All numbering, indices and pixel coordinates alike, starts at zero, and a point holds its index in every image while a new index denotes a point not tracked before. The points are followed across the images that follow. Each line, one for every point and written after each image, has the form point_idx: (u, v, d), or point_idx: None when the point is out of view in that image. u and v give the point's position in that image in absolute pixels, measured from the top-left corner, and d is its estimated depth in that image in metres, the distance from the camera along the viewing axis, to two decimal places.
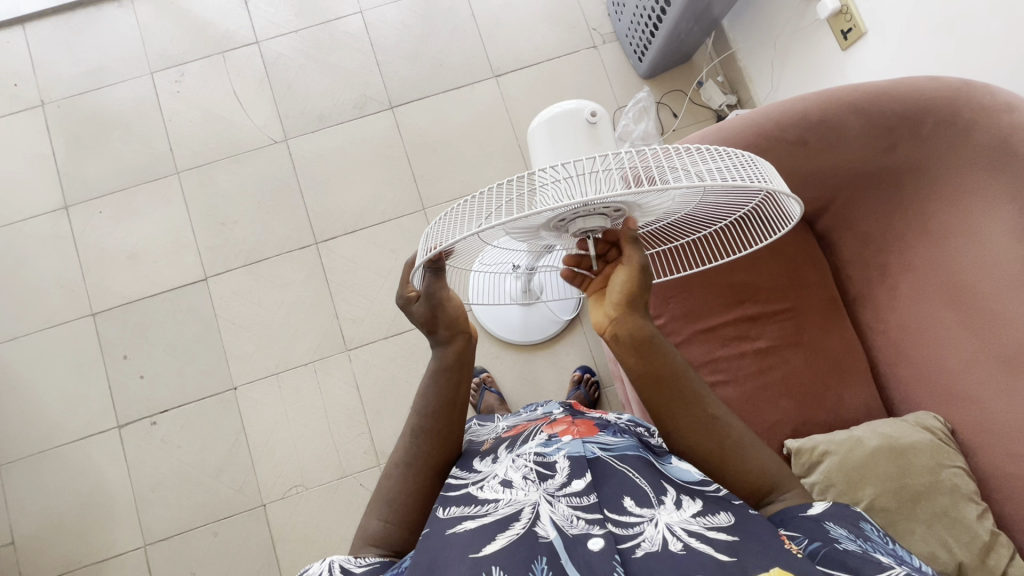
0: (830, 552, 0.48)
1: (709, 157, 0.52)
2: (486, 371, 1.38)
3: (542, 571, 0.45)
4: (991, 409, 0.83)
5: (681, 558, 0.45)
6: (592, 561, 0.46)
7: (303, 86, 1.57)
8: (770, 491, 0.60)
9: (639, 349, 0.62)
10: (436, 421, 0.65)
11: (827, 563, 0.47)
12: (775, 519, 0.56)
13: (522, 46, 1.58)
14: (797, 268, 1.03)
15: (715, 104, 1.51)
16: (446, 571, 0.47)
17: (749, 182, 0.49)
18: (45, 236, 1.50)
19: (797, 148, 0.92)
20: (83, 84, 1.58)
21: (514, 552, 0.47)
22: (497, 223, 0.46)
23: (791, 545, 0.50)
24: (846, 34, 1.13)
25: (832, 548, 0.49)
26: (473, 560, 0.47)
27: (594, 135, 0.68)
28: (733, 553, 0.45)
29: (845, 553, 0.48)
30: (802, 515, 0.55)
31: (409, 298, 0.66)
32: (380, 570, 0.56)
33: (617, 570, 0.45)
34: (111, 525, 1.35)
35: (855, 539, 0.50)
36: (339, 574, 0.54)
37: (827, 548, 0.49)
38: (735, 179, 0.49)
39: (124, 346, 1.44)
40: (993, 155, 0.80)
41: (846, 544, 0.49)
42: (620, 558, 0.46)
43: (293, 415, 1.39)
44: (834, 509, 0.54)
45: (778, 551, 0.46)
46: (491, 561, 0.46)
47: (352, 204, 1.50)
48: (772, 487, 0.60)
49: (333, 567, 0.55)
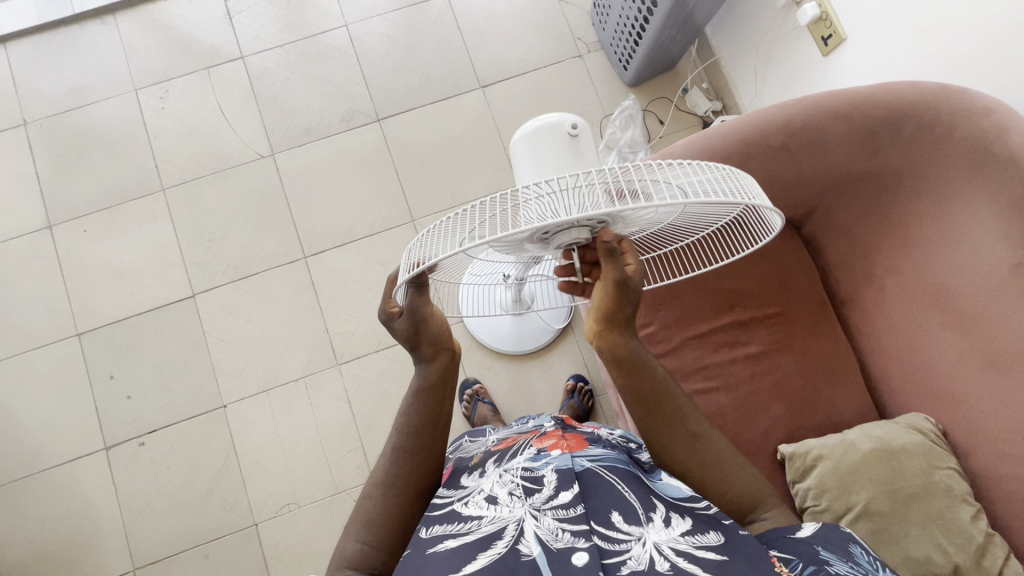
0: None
1: (692, 172, 0.53)
2: (478, 383, 1.37)
3: None
4: (981, 410, 0.83)
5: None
6: None
7: (289, 100, 1.56)
8: (753, 509, 0.59)
9: (618, 365, 0.61)
10: (420, 440, 0.64)
11: None
12: (762, 539, 0.55)
13: (508, 57, 1.58)
14: (785, 272, 1.03)
15: (701, 110, 1.52)
16: None
17: (731, 195, 0.50)
18: (27, 255, 1.48)
19: (779, 155, 0.93)
20: (67, 102, 1.56)
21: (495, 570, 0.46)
22: (485, 240, 0.46)
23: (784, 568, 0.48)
24: (826, 40, 1.15)
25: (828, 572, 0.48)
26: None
27: (576, 148, 0.66)
28: (722, 572, 0.45)
29: None
30: (791, 536, 0.54)
31: (392, 313, 0.64)
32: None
33: None
34: (98, 549, 1.32)
35: (847, 563, 0.50)
36: None
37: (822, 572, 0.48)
38: (716, 193, 0.50)
39: (111, 365, 1.42)
40: (973, 157, 0.81)
41: (838, 568, 0.49)
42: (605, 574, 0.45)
43: (285, 432, 1.37)
44: (822, 532, 0.54)
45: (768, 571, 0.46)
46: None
47: (341, 217, 1.49)
48: (754, 505, 0.59)
49: None
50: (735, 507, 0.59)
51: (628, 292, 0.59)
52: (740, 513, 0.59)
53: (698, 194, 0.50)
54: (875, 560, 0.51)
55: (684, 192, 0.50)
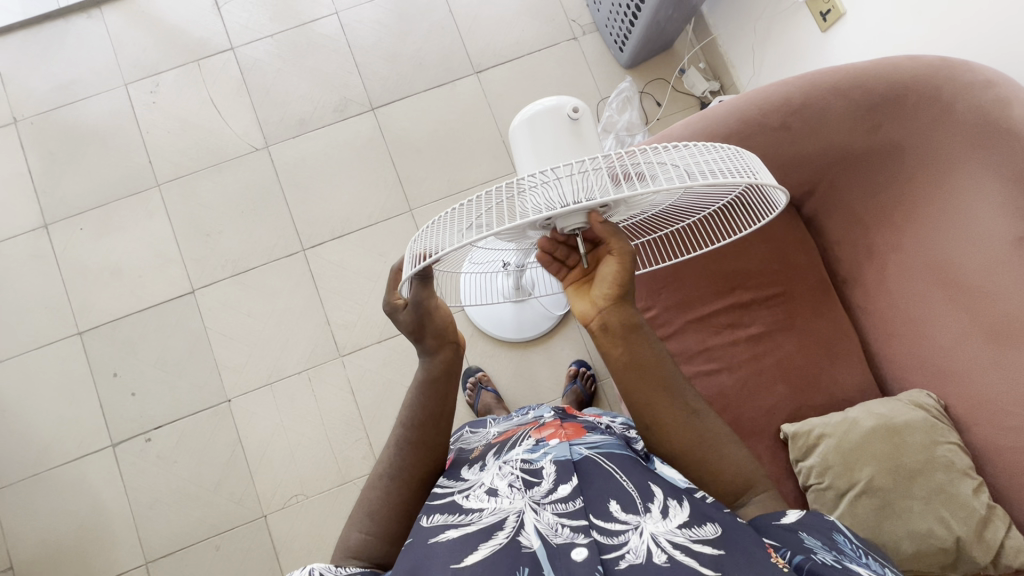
0: (812, 567, 0.49)
1: (698, 152, 0.53)
2: (480, 371, 1.38)
3: None
4: (985, 383, 0.83)
5: (664, 571, 0.45)
6: (576, 570, 0.45)
7: (281, 90, 1.54)
8: (741, 494, 0.59)
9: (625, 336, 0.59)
10: (421, 433, 0.64)
11: None
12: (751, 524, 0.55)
13: (502, 41, 1.56)
14: (788, 253, 1.03)
15: (698, 91, 1.51)
16: None
17: (737, 175, 0.50)
18: (25, 255, 1.48)
19: (779, 132, 0.93)
20: (56, 100, 1.54)
21: (497, 561, 0.47)
22: (493, 232, 0.45)
23: (779, 560, 0.49)
24: (825, 16, 1.14)
25: (815, 561, 0.49)
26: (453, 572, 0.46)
27: (578, 132, 0.63)
28: (718, 568, 0.45)
29: (827, 568, 0.48)
30: (777, 523, 0.54)
31: (396, 306, 0.64)
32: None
33: None
34: (111, 544, 1.34)
35: (831, 550, 0.51)
36: None
37: (811, 562, 0.49)
38: (723, 173, 0.50)
39: (114, 363, 1.43)
40: (975, 130, 0.80)
41: (824, 557, 0.50)
42: (604, 569, 0.46)
43: (290, 424, 1.38)
44: (808, 520, 0.54)
45: (766, 566, 0.46)
46: (472, 572, 0.46)
47: (338, 208, 1.48)
48: (743, 489, 0.59)
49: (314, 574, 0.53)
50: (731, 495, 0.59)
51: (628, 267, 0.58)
52: (732, 497, 0.59)
53: (704, 173, 0.50)
54: (858, 548, 0.52)
55: (691, 175, 0.50)
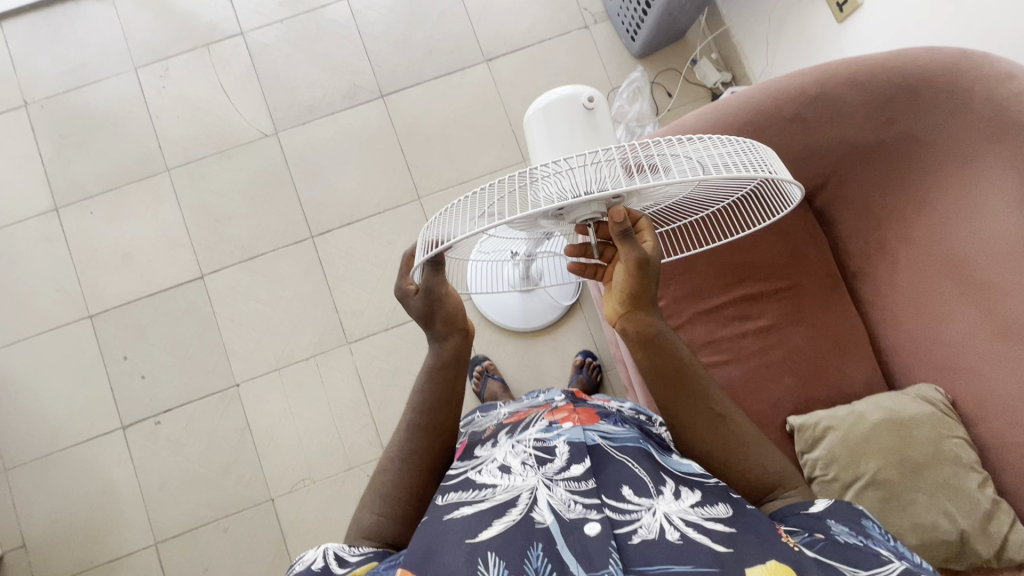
0: (826, 545, 0.49)
1: (714, 145, 0.53)
2: (487, 360, 1.39)
3: (539, 557, 0.46)
4: (992, 379, 0.84)
5: (677, 548, 0.45)
6: (589, 545, 0.46)
7: (291, 76, 1.54)
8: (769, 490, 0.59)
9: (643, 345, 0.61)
10: (433, 418, 0.65)
11: (827, 554, 0.48)
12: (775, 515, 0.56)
13: (512, 28, 1.55)
14: (799, 245, 1.02)
15: (710, 81, 1.49)
16: (445, 555, 0.47)
17: (751, 168, 0.50)
18: (36, 238, 1.49)
19: (794, 124, 0.92)
20: (66, 83, 1.55)
21: (510, 535, 0.48)
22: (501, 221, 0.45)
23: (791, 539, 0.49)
24: (842, 6, 1.12)
25: (831, 541, 0.49)
26: (469, 545, 0.47)
27: (592, 122, 0.63)
28: (730, 545, 0.46)
29: (845, 547, 0.48)
30: (803, 512, 0.54)
31: (408, 291, 0.65)
32: (374, 559, 0.55)
33: (614, 556, 0.45)
34: (122, 524, 1.36)
35: (856, 535, 0.50)
36: (334, 562, 0.54)
37: (827, 542, 0.49)
38: (737, 166, 0.50)
39: (124, 346, 1.44)
40: (991, 125, 0.79)
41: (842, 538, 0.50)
42: (616, 544, 0.47)
43: (298, 409, 1.39)
44: (834, 505, 0.53)
45: (775, 543, 0.46)
46: (486, 547, 0.47)
47: (347, 195, 1.48)
48: (770, 487, 0.59)
49: (328, 553, 0.55)
50: (755, 487, 0.59)
51: (649, 270, 0.59)
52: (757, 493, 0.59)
53: (717, 166, 0.50)
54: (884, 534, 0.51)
55: (705, 167, 0.50)
